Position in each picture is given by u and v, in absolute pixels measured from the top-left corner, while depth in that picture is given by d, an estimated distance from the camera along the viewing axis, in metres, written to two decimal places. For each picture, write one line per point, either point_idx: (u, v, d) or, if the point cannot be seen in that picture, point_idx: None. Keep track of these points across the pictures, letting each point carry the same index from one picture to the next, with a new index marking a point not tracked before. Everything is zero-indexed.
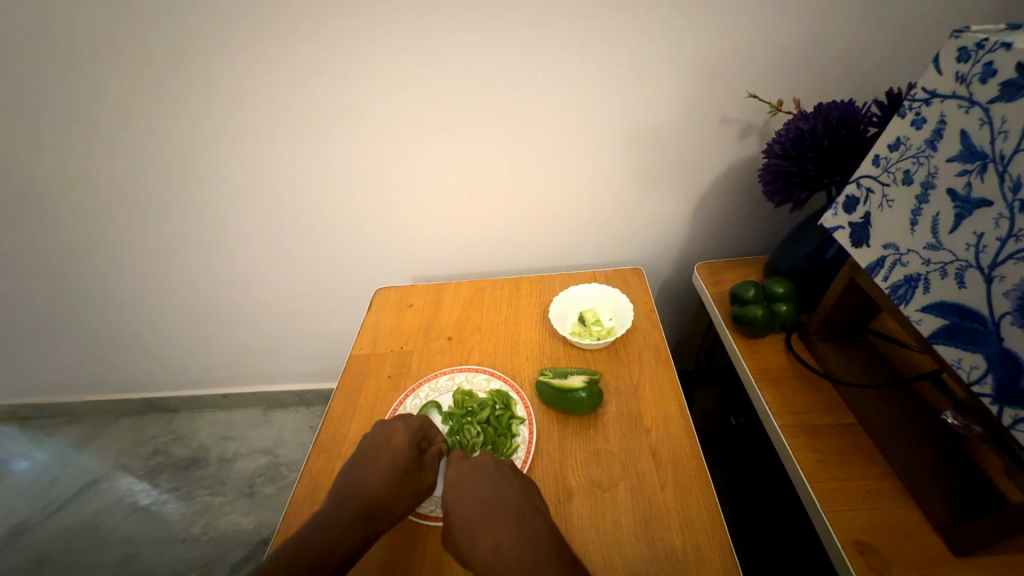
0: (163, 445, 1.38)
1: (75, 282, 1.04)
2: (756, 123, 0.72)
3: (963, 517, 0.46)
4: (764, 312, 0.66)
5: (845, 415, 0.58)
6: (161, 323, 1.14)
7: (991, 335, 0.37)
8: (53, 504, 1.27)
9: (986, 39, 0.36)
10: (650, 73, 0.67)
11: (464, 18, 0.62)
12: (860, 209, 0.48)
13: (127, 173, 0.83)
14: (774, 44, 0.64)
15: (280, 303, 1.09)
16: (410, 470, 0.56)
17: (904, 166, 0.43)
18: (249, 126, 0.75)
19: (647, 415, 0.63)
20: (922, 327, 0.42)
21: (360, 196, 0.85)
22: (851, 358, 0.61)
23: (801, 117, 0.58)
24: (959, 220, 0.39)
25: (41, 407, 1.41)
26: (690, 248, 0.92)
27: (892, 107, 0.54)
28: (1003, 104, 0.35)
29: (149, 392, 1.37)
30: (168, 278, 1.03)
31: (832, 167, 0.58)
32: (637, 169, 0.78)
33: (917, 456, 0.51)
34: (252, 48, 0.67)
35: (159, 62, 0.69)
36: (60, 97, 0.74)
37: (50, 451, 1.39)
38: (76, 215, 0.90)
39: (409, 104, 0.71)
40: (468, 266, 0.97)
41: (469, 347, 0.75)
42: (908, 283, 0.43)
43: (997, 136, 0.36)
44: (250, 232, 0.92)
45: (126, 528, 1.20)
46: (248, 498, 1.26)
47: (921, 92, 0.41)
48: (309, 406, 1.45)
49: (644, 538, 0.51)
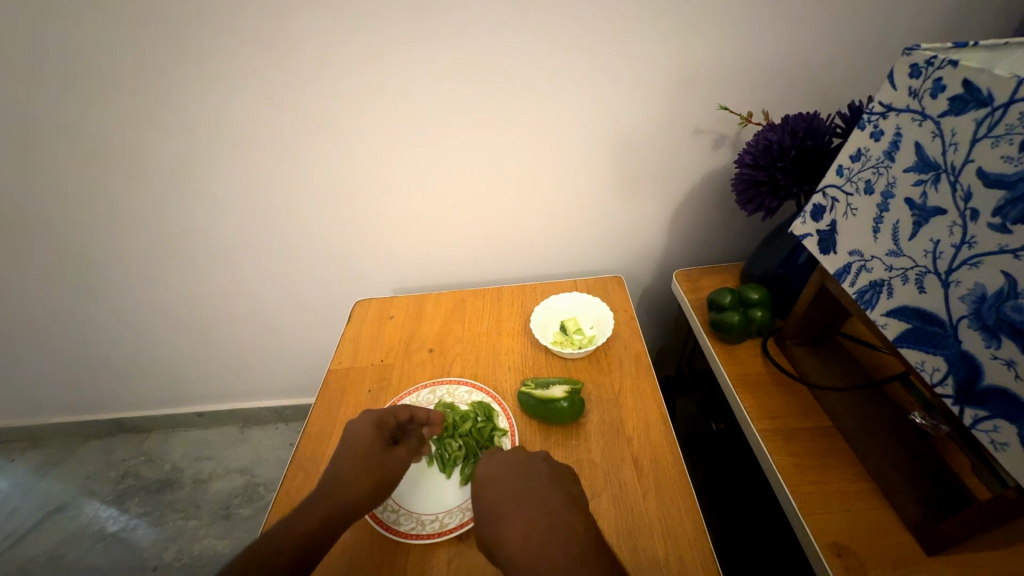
0: (134, 467, 1.32)
1: (38, 300, 0.99)
2: (728, 134, 0.74)
3: (934, 516, 0.47)
4: (741, 318, 0.67)
5: (821, 418, 0.59)
6: (131, 340, 1.10)
7: (950, 337, 0.39)
8: (13, 534, 1.20)
9: (935, 56, 0.38)
10: (627, 85, 0.68)
11: (442, 33, 0.63)
12: (827, 217, 0.50)
13: (93, 187, 0.80)
14: (741, 59, 0.66)
15: (257, 317, 1.06)
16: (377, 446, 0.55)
17: (865, 176, 0.45)
18: (222, 139, 0.74)
19: (630, 423, 0.63)
20: (887, 331, 0.44)
21: (338, 207, 0.83)
22: (825, 362, 0.63)
23: (768, 129, 0.60)
24: (917, 228, 0.41)
25: (1, 432, 1.34)
26: (669, 256, 0.94)
27: (853, 119, 0.56)
28: (953, 117, 0.37)
29: (118, 412, 1.32)
30: (139, 294, 0.99)
31: (801, 176, 0.60)
32: (616, 180, 0.80)
33: (890, 456, 0.53)
34: (225, 62, 0.66)
35: (126, 75, 0.67)
36: (22, 111, 0.71)
37: (11, 478, 1.31)
38: (39, 232, 0.87)
39: (387, 113, 0.70)
40: (449, 276, 0.97)
41: (450, 359, 0.74)
42: (873, 289, 0.45)
43: (949, 148, 0.38)
44: (224, 244, 0.90)
45: (92, 557, 1.14)
46: (224, 520, 1.21)
47: (878, 105, 0.43)
48: (288, 422, 1.41)
49: (627, 548, 0.51)
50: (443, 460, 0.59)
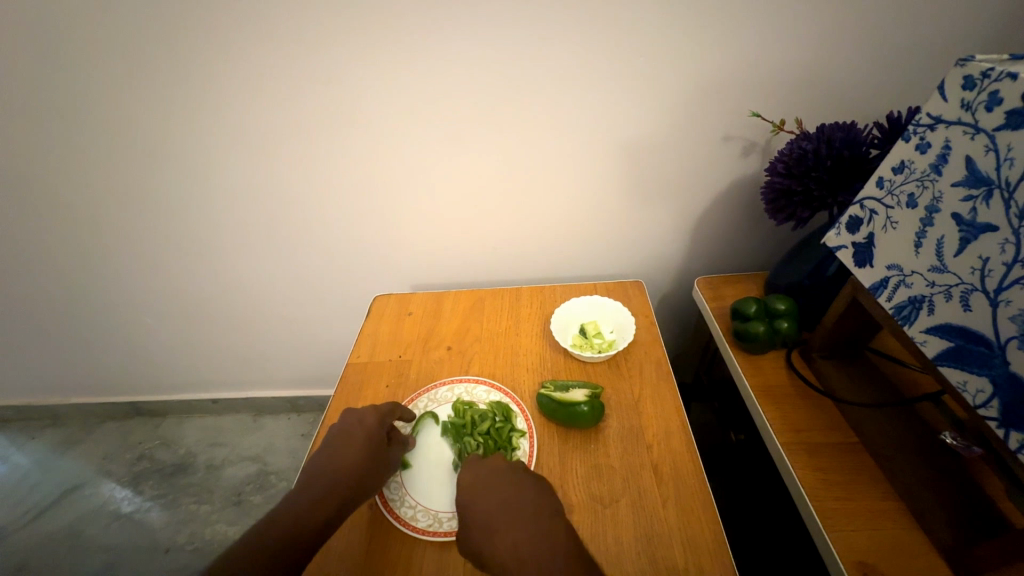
0: (149, 450, 1.35)
1: (65, 283, 1.02)
2: (758, 141, 0.73)
3: (966, 540, 0.46)
4: (766, 328, 0.66)
5: (846, 433, 0.58)
6: (152, 325, 1.12)
7: (997, 358, 0.38)
8: (32, 510, 1.23)
9: (991, 68, 0.37)
10: (657, 90, 0.68)
11: (471, 30, 0.63)
12: (864, 229, 0.48)
13: (123, 175, 0.82)
14: (776, 65, 0.65)
15: (276, 308, 1.07)
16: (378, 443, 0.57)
17: (909, 189, 0.44)
18: (250, 131, 0.75)
19: (649, 430, 0.62)
20: (927, 349, 0.43)
21: (361, 202, 0.84)
22: (851, 376, 0.61)
23: (803, 137, 0.59)
24: (964, 244, 0.40)
25: (24, 410, 1.37)
26: (690, 263, 0.93)
27: (893, 131, 0.55)
28: (1009, 132, 0.36)
29: (136, 396, 1.34)
30: (162, 281, 1.01)
31: (835, 187, 0.58)
32: (641, 183, 0.79)
33: (919, 476, 0.51)
34: (257, 54, 0.66)
35: (160, 65, 0.68)
36: (59, 98, 0.73)
37: (32, 455, 1.35)
38: (70, 216, 0.89)
39: (415, 111, 0.71)
40: (468, 275, 0.97)
41: (469, 358, 0.74)
42: (912, 305, 0.44)
43: (1003, 163, 0.36)
44: (247, 235, 0.91)
45: (108, 536, 1.17)
46: (236, 506, 1.23)
47: (926, 117, 0.42)
48: (300, 413, 1.42)
49: (646, 557, 0.50)
50: (461, 459, 0.60)
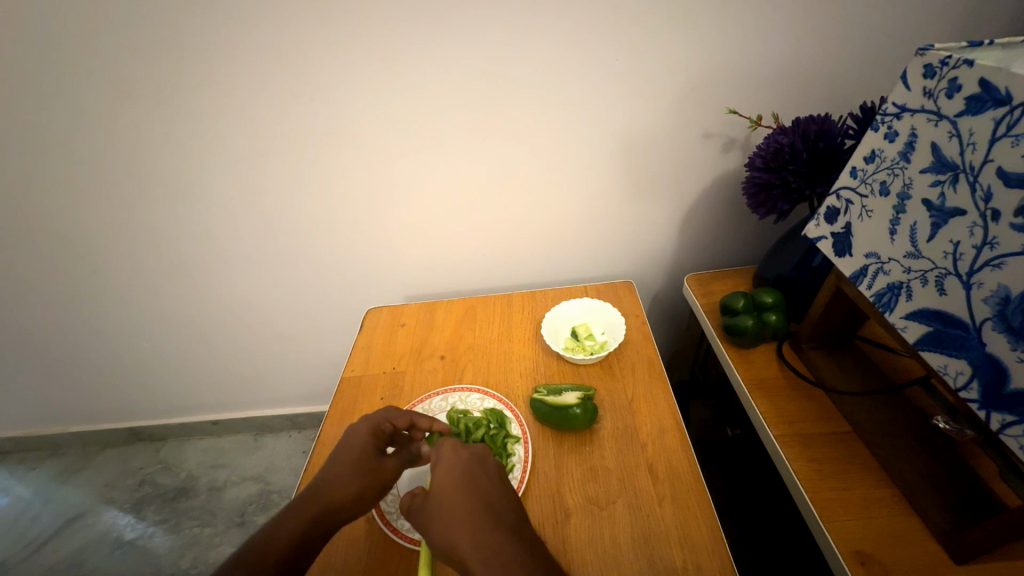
0: (150, 474, 1.34)
1: (58, 311, 1.02)
2: (738, 137, 0.74)
3: (961, 524, 0.46)
4: (755, 322, 0.66)
5: (839, 423, 0.58)
6: (148, 350, 1.12)
7: (974, 340, 0.38)
8: (33, 541, 1.21)
9: (949, 56, 0.37)
10: (637, 90, 0.69)
11: (450, 43, 0.64)
12: (841, 219, 0.49)
13: (111, 200, 0.82)
14: (750, 62, 0.66)
15: (271, 326, 1.07)
16: (369, 451, 0.53)
17: (880, 177, 0.44)
18: (237, 152, 0.76)
19: (643, 429, 0.62)
20: (907, 334, 0.43)
21: (350, 217, 0.85)
22: (843, 365, 0.62)
23: (779, 132, 0.59)
24: (935, 229, 0.40)
25: (23, 441, 1.37)
26: (679, 261, 0.93)
27: (866, 120, 0.56)
28: (970, 118, 0.37)
29: (135, 421, 1.34)
30: (155, 303, 1.01)
31: (813, 179, 0.59)
32: (626, 184, 0.80)
33: (913, 462, 0.51)
34: (241, 75, 0.67)
35: (146, 90, 0.69)
36: (45, 126, 0.73)
37: (32, 487, 1.34)
38: (61, 244, 0.89)
39: (398, 126, 0.72)
40: (460, 285, 0.98)
41: (463, 366, 0.74)
42: (891, 291, 0.44)
43: (966, 148, 0.37)
44: (239, 254, 0.91)
45: (111, 564, 1.16)
46: (239, 527, 1.22)
47: (892, 106, 0.43)
48: (301, 430, 1.42)
49: (644, 557, 0.50)
50: None
